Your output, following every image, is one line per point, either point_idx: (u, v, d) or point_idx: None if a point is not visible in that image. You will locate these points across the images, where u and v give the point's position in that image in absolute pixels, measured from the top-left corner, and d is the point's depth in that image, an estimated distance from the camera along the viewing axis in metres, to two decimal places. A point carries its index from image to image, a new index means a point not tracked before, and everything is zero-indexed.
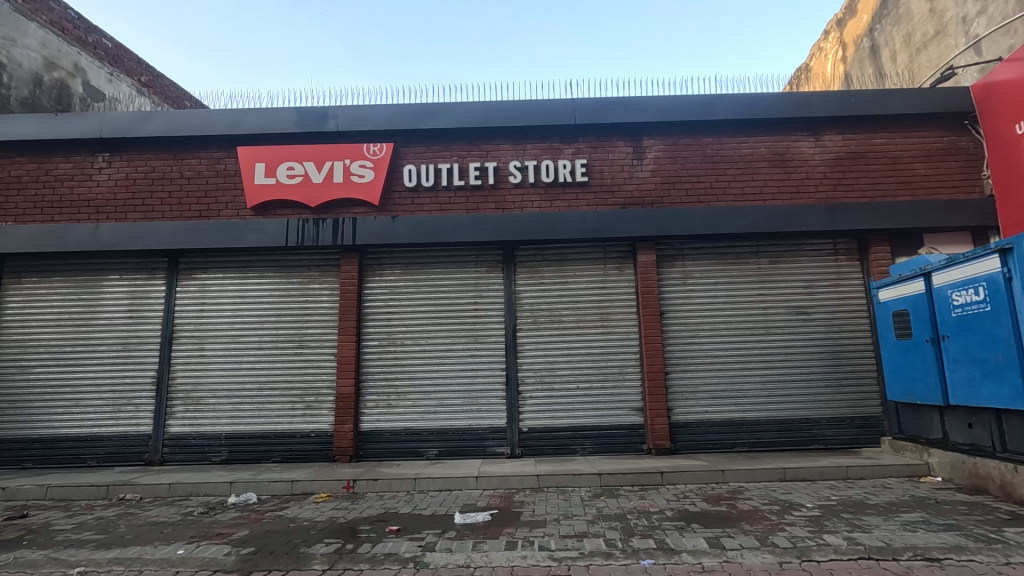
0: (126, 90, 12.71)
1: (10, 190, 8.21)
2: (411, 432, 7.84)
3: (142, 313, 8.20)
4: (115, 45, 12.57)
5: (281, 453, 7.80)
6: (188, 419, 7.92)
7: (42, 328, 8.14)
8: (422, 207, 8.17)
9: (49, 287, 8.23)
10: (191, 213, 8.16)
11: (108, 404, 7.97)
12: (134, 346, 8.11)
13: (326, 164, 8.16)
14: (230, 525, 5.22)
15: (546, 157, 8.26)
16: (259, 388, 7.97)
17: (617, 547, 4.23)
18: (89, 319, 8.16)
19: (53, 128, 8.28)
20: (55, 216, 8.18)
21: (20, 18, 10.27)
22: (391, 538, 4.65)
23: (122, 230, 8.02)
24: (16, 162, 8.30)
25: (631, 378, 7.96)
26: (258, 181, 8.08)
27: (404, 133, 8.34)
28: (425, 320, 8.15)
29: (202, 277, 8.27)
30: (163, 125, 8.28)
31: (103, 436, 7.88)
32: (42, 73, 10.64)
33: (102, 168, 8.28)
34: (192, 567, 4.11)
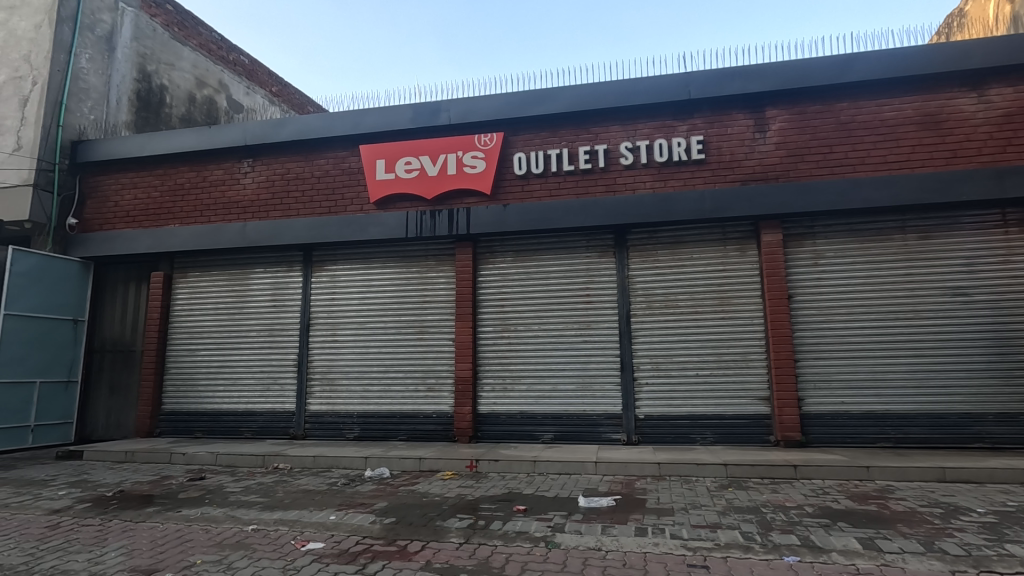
0: (260, 100, 14.07)
1: (176, 196, 9.39)
2: (527, 416, 8.01)
3: (283, 302, 9.08)
4: (250, 60, 13.91)
5: (407, 432, 8.32)
6: (325, 398, 8.69)
7: (205, 316, 9.30)
8: (532, 194, 8.22)
9: (208, 280, 9.37)
10: (322, 209, 8.86)
11: (259, 383, 8.95)
12: (278, 332, 9.01)
13: (440, 157, 8.47)
14: (370, 496, 5.67)
15: (659, 136, 7.95)
16: (385, 371, 8.54)
17: (755, 541, 4.03)
18: (242, 307, 9.20)
19: (207, 139, 9.35)
20: (211, 218, 9.23)
21: (176, 44, 11.67)
22: (520, 517, 4.79)
23: (265, 228, 8.90)
24: (179, 171, 9.46)
25: (756, 364, 7.51)
26: (379, 177, 8.58)
27: (514, 122, 8.42)
28: (537, 306, 8.25)
29: (333, 269, 8.98)
30: (295, 130, 9.03)
31: (256, 412, 8.87)
32: (195, 92, 12.05)
33: (246, 173, 9.23)
34: (344, 532, 4.52)
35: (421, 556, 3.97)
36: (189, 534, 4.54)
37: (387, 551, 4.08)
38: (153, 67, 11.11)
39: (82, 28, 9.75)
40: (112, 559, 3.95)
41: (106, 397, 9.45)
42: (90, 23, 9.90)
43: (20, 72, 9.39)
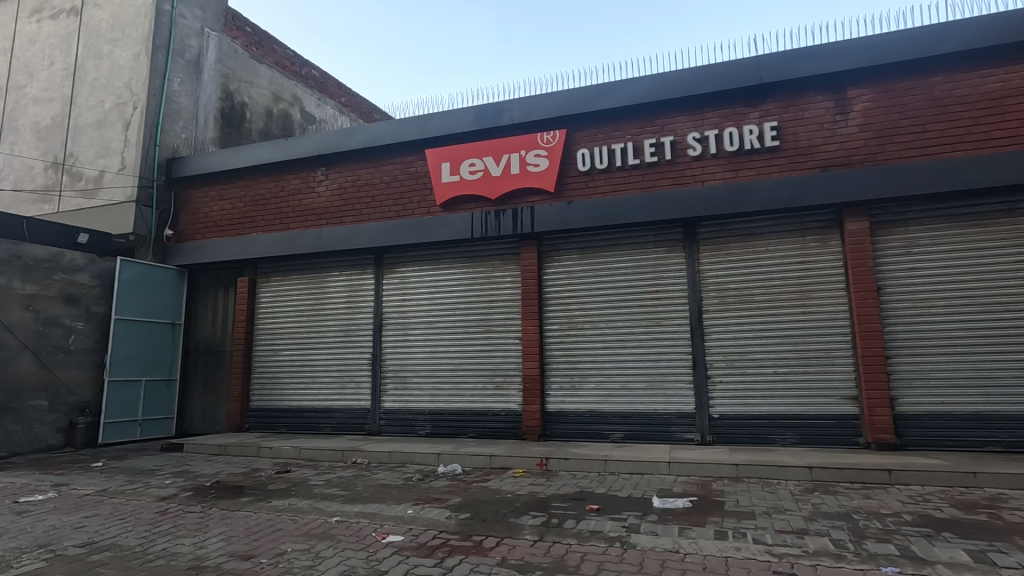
0: (330, 111, 14.73)
1: (258, 206, 10.00)
2: (596, 415, 7.94)
3: (357, 303, 9.46)
4: (321, 73, 14.59)
5: (477, 429, 8.45)
6: (398, 396, 8.98)
7: (286, 318, 9.85)
8: (597, 190, 8.13)
9: (289, 284, 9.92)
10: (391, 213, 9.15)
11: (336, 381, 9.38)
12: (353, 332, 9.41)
13: (504, 157, 8.54)
14: (444, 492, 5.80)
15: (729, 124, 7.63)
16: (455, 369, 8.71)
17: (848, 550, 3.79)
18: (319, 310, 9.67)
19: (284, 151, 9.88)
20: (290, 225, 9.76)
21: (255, 63, 12.43)
22: (593, 517, 4.75)
23: (339, 233, 9.31)
24: (260, 182, 10.07)
25: (841, 361, 7.07)
26: (445, 179, 8.76)
27: (576, 118, 8.35)
28: (604, 303, 8.14)
29: (402, 271, 9.26)
30: (364, 138, 9.38)
31: (334, 409, 9.31)
32: (272, 106, 12.79)
33: (321, 182, 9.68)
34: (422, 526, 4.66)
35: (497, 552, 4.01)
36: (279, 523, 4.82)
37: (463, 546, 4.16)
38: (236, 86, 11.89)
39: (173, 54, 10.60)
40: (214, 543, 4.27)
41: (201, 395, 10.19)
42: (181, 49, 10.73)
43: (123, 98, 10.34)
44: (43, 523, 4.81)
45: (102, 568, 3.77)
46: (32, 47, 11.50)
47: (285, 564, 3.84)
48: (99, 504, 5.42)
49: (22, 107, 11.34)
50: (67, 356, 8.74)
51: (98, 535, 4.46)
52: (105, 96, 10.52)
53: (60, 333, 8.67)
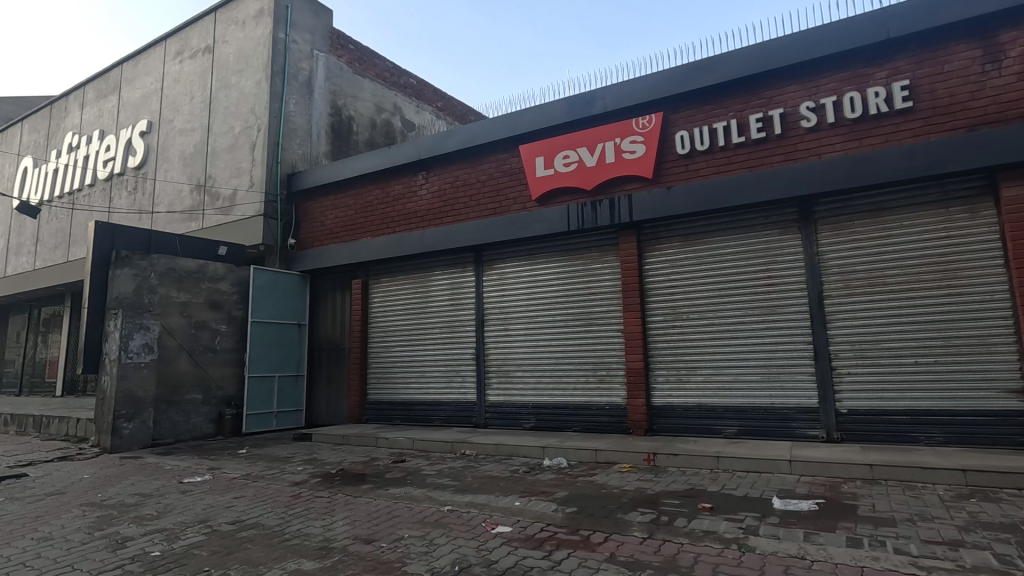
0: (427, 116, 15.34)
1: (367, 212, 10.66)
2: (706, 409, 7.57)
3: (460, 300, 9.78)
4: (418, 81, 15.22)
5: (581, 423, 8.40)
6: (502, 390, 9.17)
7: (396, 316, 10.43)
8: (698, 172, 7.71)
9: (397, 284, 10.49)
10: (488, 211, 9.34)
11: (444, 376, 9.77)
12: (457, 328, 9.74)
13: (598, 146, 8.38)
14: (550, 485, 5.83)
15: (849, 88, 6.88)
16: (556, 363, 8.73)
17: (1016, 567, 3.28)
18: (425, 307, 10.13)
19: (388, 158, 10.43)
20: (395, 228, 10.30)
21: (359, 78, 13.24)
22: (706, 516, 4.53)
23: (440, 233, 9.67)
24: (367, 190, 10.73)
25: (1000, 349, 6.13)
26: (539, 174, 8.77)
27: (674, 99, 7.97)
28: (711, 292, 7.72)
29: (501, 267, 9.42)
30: (460, 139, 9.64)
31: (443, 402, 9.71)
32: (375, 117, 13.56)
33: (422, 185, 10.11)
34: (529, 518, 4.72)
35: (606, 548, 3.96)
36: (397, 510, 5.12)
37: (571, 540, 4.15)
38: (343, 101, 12.75)
39: (289, 78, 11.60)
40: (340, 526, 4.63)
41: (324, 389, 11.09)
42: (294, 72, 11.71)
43: (250, 122, 11.50)
44: (201, 502, 5.49)
45: (249, 544, 4.24)
46: (176, 86, 13.14)
47: (403, 549, 4.07)
48: (245, 487, 6.09)
49: (172, 139, 13.00)
50: (215, 355, 9.90)
51: (245, 515, 5.01)
52: (234, 122, 11.75)
53: (209, 335, 9.83)
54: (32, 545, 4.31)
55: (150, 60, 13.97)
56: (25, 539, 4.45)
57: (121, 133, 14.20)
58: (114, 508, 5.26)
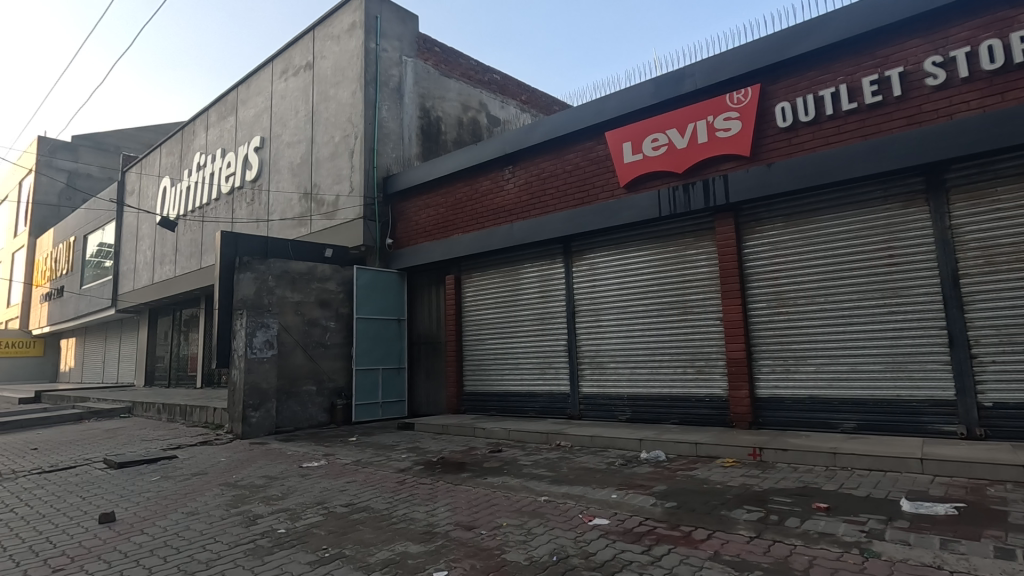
0: (512, 111, 15.46)
1: (457, 209, 10.97)
2: (818, 401, 7.01)
3: (550, 292, 9.79)
4: (502, 76, 15.35)
5: (679, 416, 8.12)
6: (596, 381, 9.09)
7: (489, 309, 10.66)
8: (803, 146, 7.11)
9: (488, 278, 10.71)
10: (575, 201, 9.25)
11: (537, 367, 9.85)
12: (548, 320, 9.78)
13: (688, 126, 8.00)
14: (648, 478, 5.69)
15: (986, 36, 6.00)
16: (651, 353, 8.49)
17: None
18: (516, 300, 10.26)
19: (475, 155, 10.65)
20: (485, 224, 10.51)
21: (445, 79, 13.61)
22: (821, 517, 4.20)
23: (529, 226, 9.72)
24: (457, 188, 11.03)
25: None
26: (627, 160, 8.53)
27: (772, 69, 7.40)
28: (821, 274, 7.12)
29: (591, 257, 9.30)
30: (545, 130, 9.61)
31: (537, 393, 9.80)
32: (462, 116, 13.88)
33: (509, 180, 10.22)
34: (627, 511, 4.64)
35: (709, 546, 3.80)
36: (495, 499, 5.25)
37: (671, 536, 4.03)
38: (431, 103, 13.17)
39: (381, 85, 12.17)
40: (442, 513, 4.83)
41: (424, 381, 11.61)
42: (386, 80, 12.26)
43: (347, 131, 12.23)
44: (318, 485, 5.97)
45: (361, 526, 4.55)
46: (283, 103, 14.25)
47: (502, 537, 4.17)
48: (356, 473, 6.53)
49: (281, 152, 14.14)
50: (326, 349, 10.69)
51: (356, 498, 5.38)
52: (334, 132, 12.55)
53: (320, 332, 10.63)
54: (182, 518, 4.92)
55: (260, 81, 15.27)
56: (177, 513, 5.09)
57: (239, 150, 15.67)
58: (246, 489, 5.87)
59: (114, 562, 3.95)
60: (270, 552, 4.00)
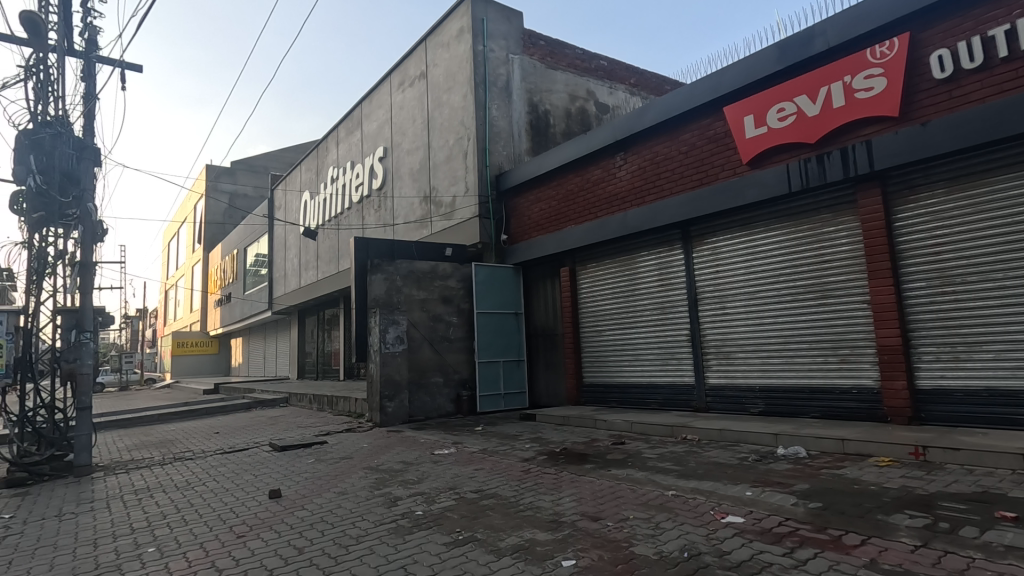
0: (621, 95, 15.08)
1: (569, 201, 10.95)
2: (998, 394, 6.02)
3: (670, 280, 9.43)
4: (609, 61, 14.99)
5: (821, 409, 7.43)
6: (723, 372, 8.60)
7: (606, 300, 10.53)
8: (968, 97, 6.12)
9: (604, 268, 10.58)
10: (693, 183, 8.80)
11: (659, 358, 9.56)
12: (669, 309, 9.43)
13: (821, 90, 7.24)
14: (787, 476, 5.28)
15: None
16: (786, 342, 7.85)
17: None
18: (634, 289, 10.02)
19: (585, 145, 10.54)
20: (598, 213, 10.38)
21: (552, 72, 13.61)
22: (1008, 528, 3.62)
23: (643, 213, 9.43)
24: (568, 179, 11.01)
25: None
26: (750, 134, 7.94)
27: (924, 13, 6.45)
28: (997, 246, 6.09)
29: (713, 241, 8.80)
30: (657, 112, 9.25)
31: (659, 384, 9.51)
32: (570, 107, 13.80)
33: (621, 167, 9.99)
34: (764, 510, 4.35)
35: (863, 552, 3.45)
36: (620, 491, 5.19)
37: (817, 539, 3.71)
38: (539, 97, 13.26)
39: (490, 85, 12.48)
40: (568, 502, 4.88)
41: (544, 372, 11.78)
42: (494, 79, 12.55)
43: (461, 133, 12.71)
44: (449, 471, 6.32)
45: (490, 511, 4.74)
46: (401, 113, 15.17)
47: (629, 530, 4.11)
48: (483, 460, 6.82)
49: (402, 159, 15.09)
50: (450, 343, 11.26)
51: (485, 485, 5.62)
52: (448, 136, 13.12)
53: (444, 327, 11.21)
54: (334, 497, 5.48)
55: (380, 95, 16.38)
56: (330, 492, 5.68)
57: (366, 161, 16.97)
58: (386, 472, 6.38)
59: (282, 532, 4.51)
60: (410, 532, 4.32)
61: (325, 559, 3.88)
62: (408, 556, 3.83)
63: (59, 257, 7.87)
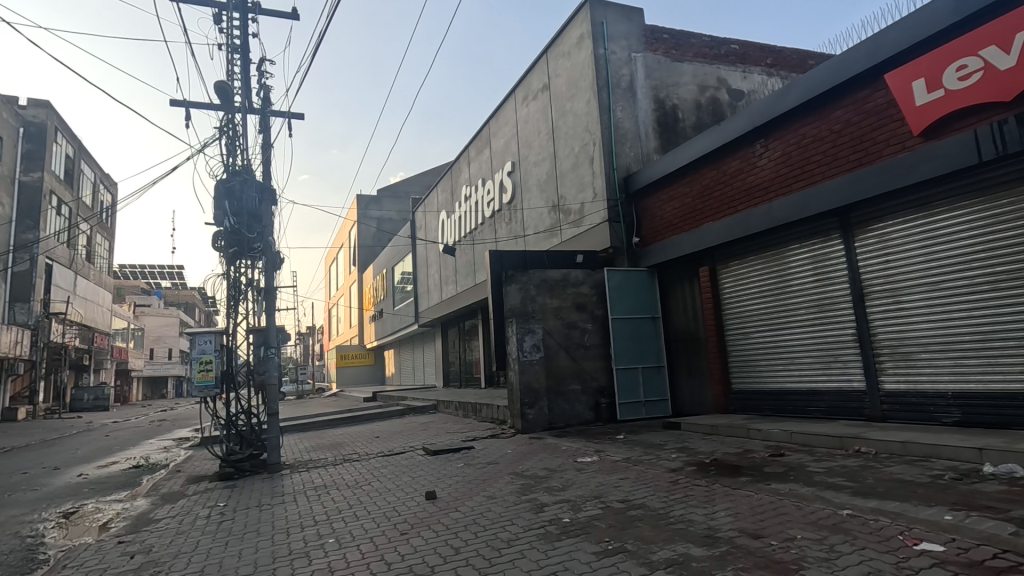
0: (757, 78, 13.97)
1: (705, 196, 10.38)
2: None
3: (828, 274, 8.47)
4: (741, 44, 13.97)
5: None
6: (902, 376, 7.49)
7: (753, 299, 9.76)
8: None
9: (749, 266, 9.82)
10: (851, 164, 7.86)
11: (820, 361, 8.62)
12: (828, 306, 8.47)
13: (1016, 37, 6.00)
14: (1000, 500, 4.42)
15: None
16: (985, 340, 6.62)
17: None
18: (785, 287, 9.16)
19: (719, 136, 9.93)
20: (738, 207, 9.70)
21: (678, 65, 13.04)
22: None
23: (792, 203, 8.62)
24: (703, 174, 10.44)
25: None
26: (921, 101, 6.90)
27: None
28: None
29: (880, 227, 7.74)
30: (802, 91, 8.44)
31: (822, 391, 8.57)
32: (700, 98, 13.12)
33: (762, 154, 9.26)
34: (971, 539, 3.68)
35: None
36: (783, 508, 4.73)
37: None
38: (665, 93, 12.78)
39: (613, 88, 12.32)
40: (723, 517, 4.57)
41: (687, 378, 11.22)
42: (617, 81, 12.37)
43: (586, 140, 12.68)
44: (594, 479, 6.26)
45: (639, 523, 4.61)
46: (527, 127, 15.55)
47: (798, 551, 3.73)
48: (628, 470, 6.65)
49: (529, 171, 15.45)
50: (586, 350, 11.20)
51: (631, 495, 5.48)
52: (574, 143, 13.16)
53: (579, 334, 11.19)
54: (485, 500, 5.71)
55: (506, 112, 16.97)
56: (480, 496, 5.93)
57: (496, 176, 17.66)
58: (531, 479, 6.51)
59: (439, 532, 4.80)
60: (559, 539, 4.34)
61: (480, 560, 4.05)
62: (558, 563, 3.85)
63: (249, 284, 9.24)
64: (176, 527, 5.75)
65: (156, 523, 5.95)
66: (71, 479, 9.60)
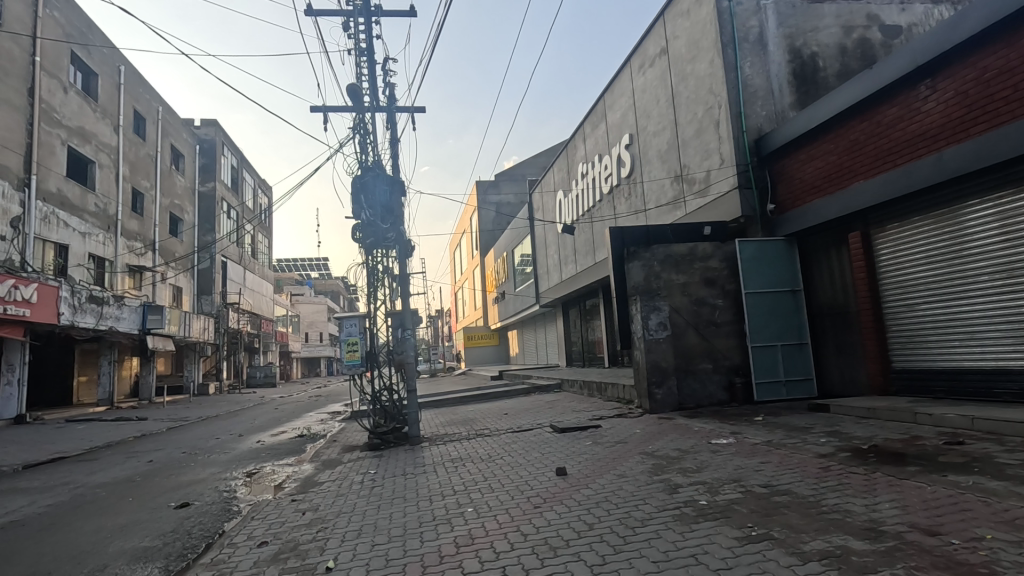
0: (919, 9, 12.01)
1: (855, 152, 9.21)
2: None
3: (1020, 232, 7.15)
4: None
5: None
6: None
7: (917, 265, 8.54)
8: None
9: (911, 228, 8.59)
10: None
11: (1009, 335, 7.35)
12: (1021, 271, 7.16)
13: None
14: None
15: None
16: None
17: None
18: (961, 250, 7.90)
19: (872, 81, 8.72)
20: (897, 161, 8.48)
21: (817, 6, 11.62)
22: None
23: (969, 150, 7.35)
24: (852, 127, 9.26)
25: None
26: None
27: None
28: None
29: None
30: (982, 15, 7.11)
31: (1013, 369, 7.32)
32: (845, 41, 11.60)
33: (928, 97, 7.99)
34: None
35: None
36: (966, 503, 4.12)
37: None
38: (802, 41, 11.50)
39: (740, 42, 11.31)
40: (888, 510, 4.10)
41: (835, 356, 10.16)
42: (744, 34, 11.35)
43: (710, 103, 11.81)
44: (732, 462, 5.94)
45: (787, 510, 4.29)
46: (645, 96, 14.86)
47: (988, 553, 3.23)
48: (770, 453, 6.22)
49: (648, 143, 14.83)
50: (718, 328, 10.57)
51: (775, 480, 5.11)
52: (696, 108, 12.35)
53: (709, 310, 10.60)
54: (616, 479, 5.69)
55: (621, 83, 16.39)
56: (611, 474, 5.92)
57: (613, 151, 17.20)
58: (663, 459, 6.35)
59: (572, 507, 4.88)
60: (697, 521, 4.20)
61: (615, 537, 4.05)
62: (697, 546, 3.72)
63: (385, 271, 9.99)
64: (337, 489, 6.48)
65: (320, 485, 6.75)
66: (252, 445, 11.19)
